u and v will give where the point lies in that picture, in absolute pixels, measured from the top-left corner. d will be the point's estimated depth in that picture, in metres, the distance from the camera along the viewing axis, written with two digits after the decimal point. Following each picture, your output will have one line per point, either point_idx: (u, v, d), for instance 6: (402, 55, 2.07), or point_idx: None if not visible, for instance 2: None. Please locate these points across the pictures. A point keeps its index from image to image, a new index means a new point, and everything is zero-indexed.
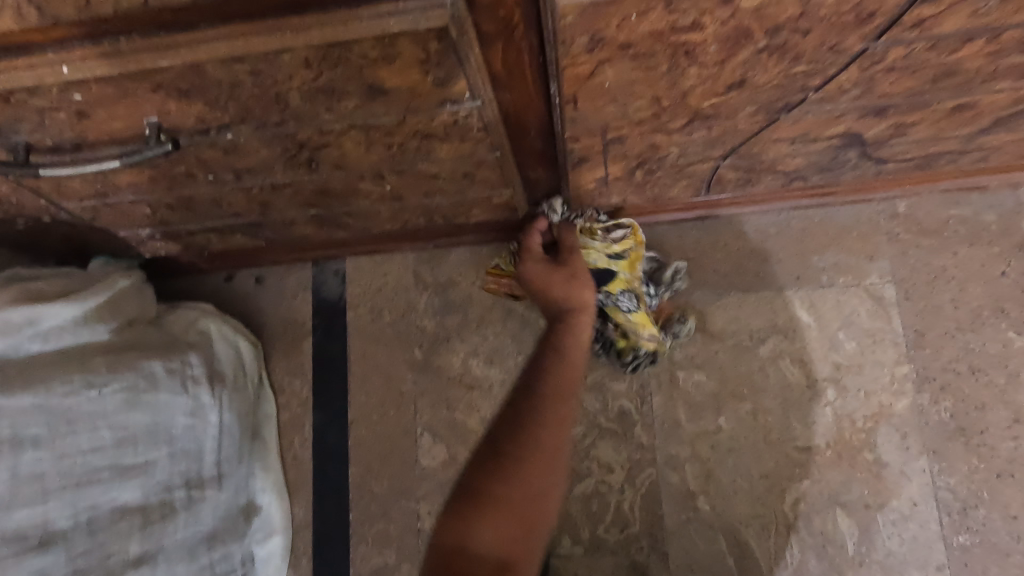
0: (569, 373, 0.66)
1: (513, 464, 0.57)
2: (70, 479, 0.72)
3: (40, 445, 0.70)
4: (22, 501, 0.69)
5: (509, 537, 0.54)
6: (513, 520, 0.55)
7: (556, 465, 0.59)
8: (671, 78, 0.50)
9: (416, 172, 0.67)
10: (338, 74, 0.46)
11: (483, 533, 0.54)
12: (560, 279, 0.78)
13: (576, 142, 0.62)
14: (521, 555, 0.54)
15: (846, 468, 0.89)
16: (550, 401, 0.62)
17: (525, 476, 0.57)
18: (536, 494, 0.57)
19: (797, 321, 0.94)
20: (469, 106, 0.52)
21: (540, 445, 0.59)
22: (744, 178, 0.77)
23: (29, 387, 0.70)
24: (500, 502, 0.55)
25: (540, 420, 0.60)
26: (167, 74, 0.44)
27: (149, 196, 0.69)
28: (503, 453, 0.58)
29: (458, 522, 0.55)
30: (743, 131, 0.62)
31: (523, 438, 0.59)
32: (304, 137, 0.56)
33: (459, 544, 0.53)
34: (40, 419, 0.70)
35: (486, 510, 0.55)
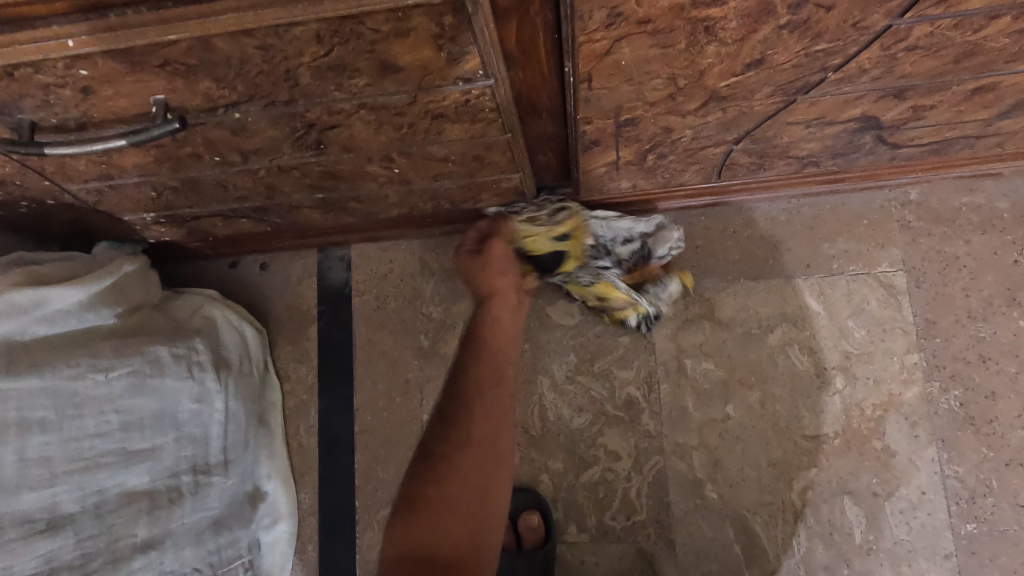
0: (498, 359, 0.68)
1: (449, 460, 0.60)
2: (78, 462, 0.72)
3: (47, 429, 0.69)
4: (29, 484, 0.68)
5: (456, 534, 0.57)
6: (458, 515, 0.58)
7: (495, 453, 0.61)
8: (689, 56, 0.49)
9: (425, 155, 0.66)
10: (349, 49, 0.45)
11: (428, 535, 0.57)
12: (484, 269, 0.78)
13: (588, 124, 0.61)
14: (471, 545, 0.57)
15: (855, 456, 0.89)
16: (479, 390, 0.65)
17: (462, 471, 0.60)
18: (473, 485, 0.59)
19: (806, 310, 0.94)
20: (481, 84, 0.51)
21: (472, 438, 0.61)
22: (757, 163, 0.76)
23: (35, 369, 0.68)
24: (441, 503, 0.58)
25: (475, 411, 0.63)
26: (175, 49, 0.43)
27: (155, 179, 0.68)
28: (441, 451, 0.61)
29: (406, 528, 0.58)
30: (759, 113, 0.61)
31: (458, 432, 0.62)
32: (312, 116, 0.55)
33: (407, 549, 0.56)
34: (47, 402, 0.69)
35: (429, 512, 0.58)
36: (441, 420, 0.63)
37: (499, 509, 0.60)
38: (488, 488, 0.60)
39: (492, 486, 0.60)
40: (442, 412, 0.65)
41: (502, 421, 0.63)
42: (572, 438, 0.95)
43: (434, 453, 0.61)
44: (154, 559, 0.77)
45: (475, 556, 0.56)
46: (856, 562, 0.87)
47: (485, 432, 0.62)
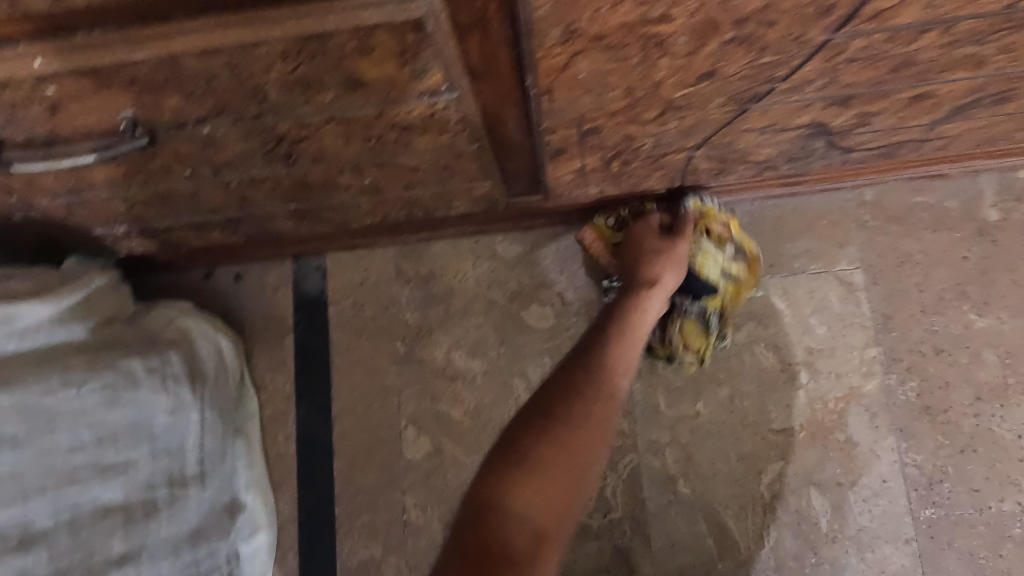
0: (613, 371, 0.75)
1: (561, 435, 0.68)
2: (51, 478, 0.75)
3: (18, 445, 0.73)
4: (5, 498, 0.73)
5: (551, 504, 0.63)
6: (558, 484, 0.65)
7: (603, 442, 0.69)
8: (643, 68, 0.52)
9: (395, 165, 0.67)
10: (315, 66, 0.46)
11: (527, 493, 0.63)
12: (646, 253, 0.88)
13: (554, 134, 0.64)
14: (558, 520, 0.63)
15: (819, 447, 0.93)
16: (601, 377, 0.74)
17: (574, 445, 0.67)
18: (575, 468, 0.66)
19: (772, 307, 0.97)
20: (446, 97, 0.53)
21: (589, 419, 0.69)
22: (718, 168, 0.80)
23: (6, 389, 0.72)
24: (546, 464, 0.65)
25: (599, 396, 0.72)
26: (142, 67, 0.44)
27: (125, 192, 0.68)
28: (557, 418, 0.69)
29: (499, 480, 0.64)
30: (715, 121, 0.64)
31: (573, 415, 0.69)
32: (283, 130, 0.56)
33: (501, 495, 0.63)
34: (18, 418, 0.73)
35: (528, 473, 0.64)
36: (564, 388, 0.72)
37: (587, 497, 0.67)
38: (588, 471, 0.66)
39: (585, 475, 0.67)
40: (565, 385, 0.73)
41: (611, 416, 0.71)
42: None
43: (554, 418, 0.69)
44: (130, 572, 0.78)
45: (560, 527, 0.63)
46: (822, 550, 0.90)
47: (592, 426, 0.69)
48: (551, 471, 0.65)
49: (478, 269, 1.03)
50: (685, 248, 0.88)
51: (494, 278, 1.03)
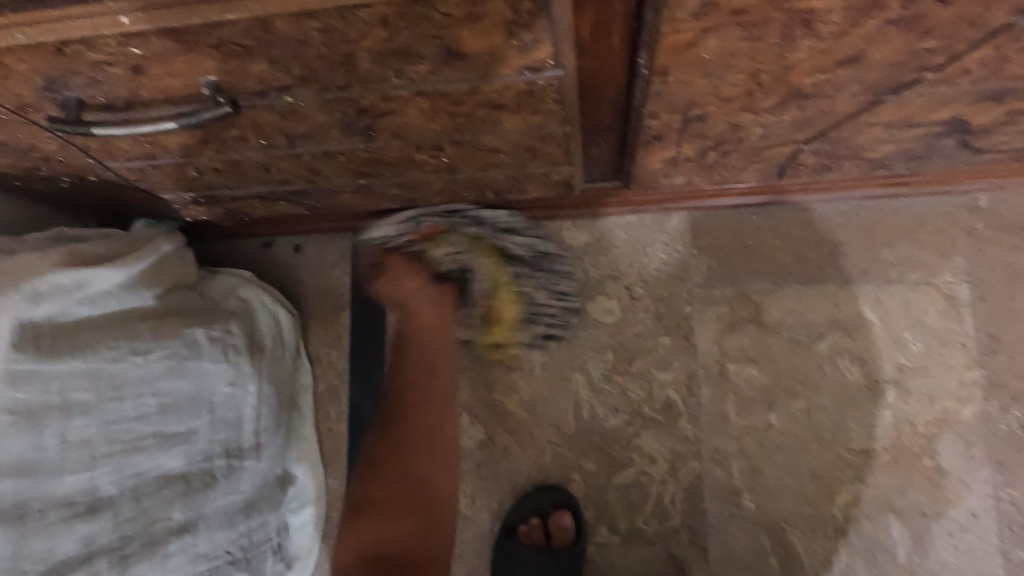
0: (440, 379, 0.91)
1: (395, 469, 0.88)
2: (117, 445, 0.67)
3: (88, 412, 0.64)
4: (70, 467, 0.63)
5: (398, 533, 0.86)
6: (414, 510, 0.87)
7: (449, 459, 0.89)
8: (779, 50, 0.45)
9: (476, 145, 0.63)
10: (415, 35, 0.41)
11: (373, 533, 0.86)
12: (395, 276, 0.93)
13: (655, 119, 0.58)
14: (422, 545, 0.86)
15: (903, 473, 0.85)
16: (404, 402, 0.90)
17: (423, 471, 0.88)
18: (416, 489, 0.87)
19: (861, 317, 0.89)
20: (549, 74, 0.48)
21: (420, 439, 0.88)
22: (824, 164, 0.72)
23: (78, 351, 0.62)
24: (374, 500, 0.88)
25: (403, 426, 0.88)
26: (233, 29, 0.41)
27: (198, 159, 0.66)
28: (377, 452, 0.90)
29: (362, 486, 0.89)
30: (840, 113, 0.57)
31: (388, 450, 0.89)
32: (367, 102, 0.52)
33: (374, 543, 0.86)
34: (89, 385, 0.64)
35: (371, 515, 0.88)
36: (379, 433, 0.90)
37: (446, 505, 0.89)
38: (429, 485, 0.88)
39: (435, 488, 0.89)
40: (382, 417, 0.90)
41: (438, 425, 0.91)
42: (606, 438, 0.94)
43: (365, 459, 0.89)
44: (188, 542, 0.74)
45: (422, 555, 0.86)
46: None
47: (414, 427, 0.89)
48: (391, 492, 0.87)
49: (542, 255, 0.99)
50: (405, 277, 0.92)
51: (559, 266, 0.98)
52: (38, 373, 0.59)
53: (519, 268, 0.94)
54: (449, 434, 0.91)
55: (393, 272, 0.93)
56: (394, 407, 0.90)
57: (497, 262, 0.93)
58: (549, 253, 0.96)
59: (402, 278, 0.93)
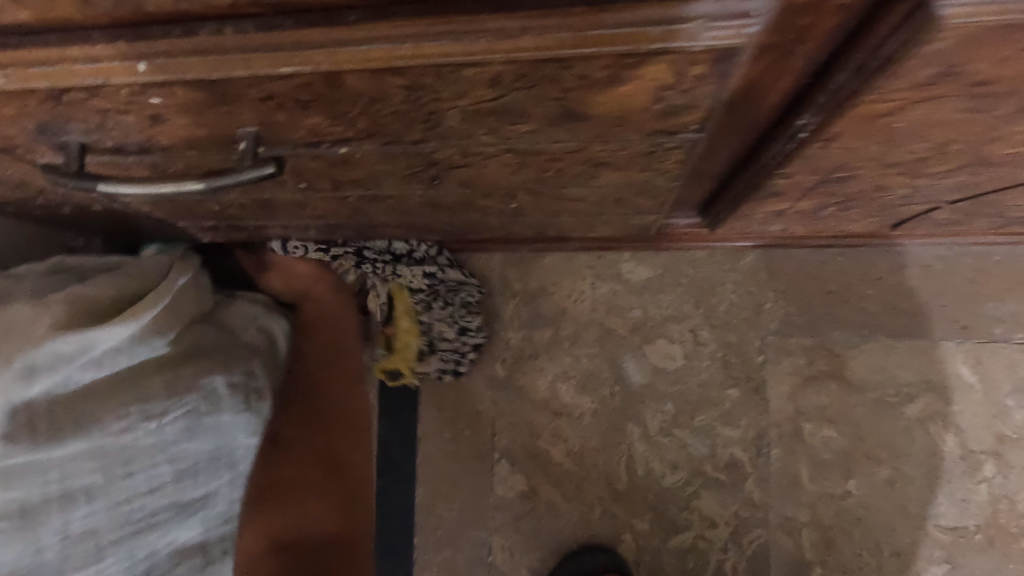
0: (340, 360, 0.81)
1: (277, 454, 0.72)
2: (127, 528, 0.57)
3: (93, 496, 0.54)
4: (75, 563, 0.53)
5: (334, 518, 0.72)
6: (334, 492, 0.74)
7: (357, 432, 0.78)
8: (997, 122, 0.34)
9: (558, 195, 0.52)
10: (530, 95, 0.31)
11: (280, 521, 0.69)
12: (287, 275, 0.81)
13: (785, 179, 0.47)
14: (354, 528, 0.74)
15: (997, 556, 0.77)
16: (315, 389, 0.78)
17: (322, 443, 0.75)
18: (314, 473, 0.73)
19: (958, 379, 0.80)
20: (684, 138, 0.37)
21: (334, 410, 0.78)
22: (954, 220, 0.61)
23: (81, 429, 0.53)
24: (270, 487, 0.70)
25: (320, 402, 0.77)
26: (288, 83, 0.30)
27: (223, 197, 0.56)
28: (285, 430, 0.74)
29: (260, 468, 0.70)
30: (1018, 179, 0.46)
31: (293, 427, 0.74)
32: (441, 156, 0.42)
33: (272, 537, 0.68)
34: (95, 465, 0.54)
35: (285, 499, 0.71)
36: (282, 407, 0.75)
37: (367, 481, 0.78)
38: (352, 467, 0.76)
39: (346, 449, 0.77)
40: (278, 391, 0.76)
41: (353, 394, 0.80)
42: (661, 497, 0.85)
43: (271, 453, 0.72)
44: None
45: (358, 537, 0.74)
46: None
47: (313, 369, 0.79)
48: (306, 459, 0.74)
49: (597, 289, 0.89)
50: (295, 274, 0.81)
51: (615, 303, 0.88)
52: (35, 463, 0.50)
53: (425, 301, 0.83)
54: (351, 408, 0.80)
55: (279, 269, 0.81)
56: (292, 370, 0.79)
57: (399, 294, 0.83)
58: (459, 283, 0.85)
59: (326, 298, 0.82)
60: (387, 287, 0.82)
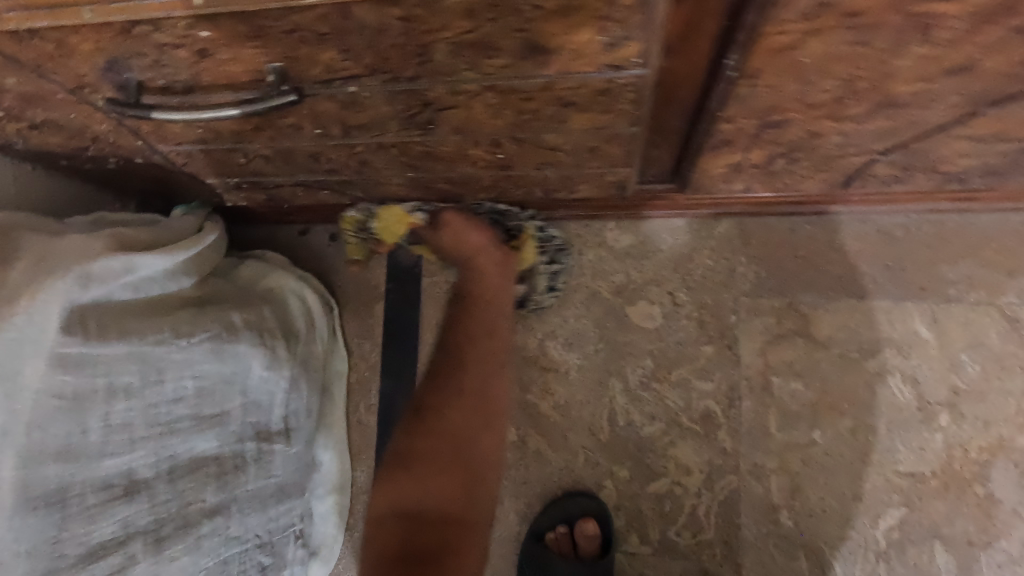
0: (484, 391, 0.73)
1: (425, 427, 0.70)
2: (154, 428, 0.65)
3: (132, 395, 0.63)
4: (112, 450, 0.61)
5: (449, 468, 0.68)
6: (469, 429, 0.70)
7: (492, 412, 0.72)
8: (885, 56, 0.42)
9: (537, 143, 0.60)
10: (500, 27, 0.39)
11: (430, 483, 0.67)
12: (453, 233, 0.82)
13: (729, 123, 0.55)
14: (456, 500, 0.67)
15: (952, 499, 0.82)
16: (465, 363, 0.74)
17: (460, 427, 0.70)
18: (455, 434, 0.70)
19: (916, 336, 0.86)
20: (631, 74, 0.45)
21: (475, 398, 0.72)
22: (896, 176, 0.69)
23: (124, 336, 0.61)
24: (424, 450, 0.69)
25: (463, 378, 0.73)
26: (309, 15, 0.39)
27: (249, 146, 0.65)
28: (429, 403, 0.72)
29: (412, 439, 0.70)
30: (928, 125, 0.54)
31: (433, 400, 0.72)
32: (433, 96, 0.50)
33: (398, 503, 0.67)
34: (134, 368, 0.63)
35: (415, 469, 0.68)
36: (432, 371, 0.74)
37: (489, 467, 0.70)
38: (480, 450, 0.70)
39: (488, 448, 0.71)
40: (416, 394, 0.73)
41: (488, 380, 0.74)
42: (641, 446, 0.91)
43: (405, 459, 0.69)
44: (221, 525, 0.72)
45: (485, 469, 0.70)
46: None
47: (437, 419, 0.70)
48: (438, 429, 0.70)
49: (584, 256, 0.96)
50: (473, 237, 0.82)
51: (600, 268, 0.96)
52: (86, 357, 0.58)
53: (551, 253, 0.93)
54: (494, 403, 0.73)
55: (450, 229, 0.83)
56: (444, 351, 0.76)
57: (539, 246, 0.90)
58: (561, 245, 0.94)
59: (466, 234, 0.82)
60: (518, 237, 0.88)
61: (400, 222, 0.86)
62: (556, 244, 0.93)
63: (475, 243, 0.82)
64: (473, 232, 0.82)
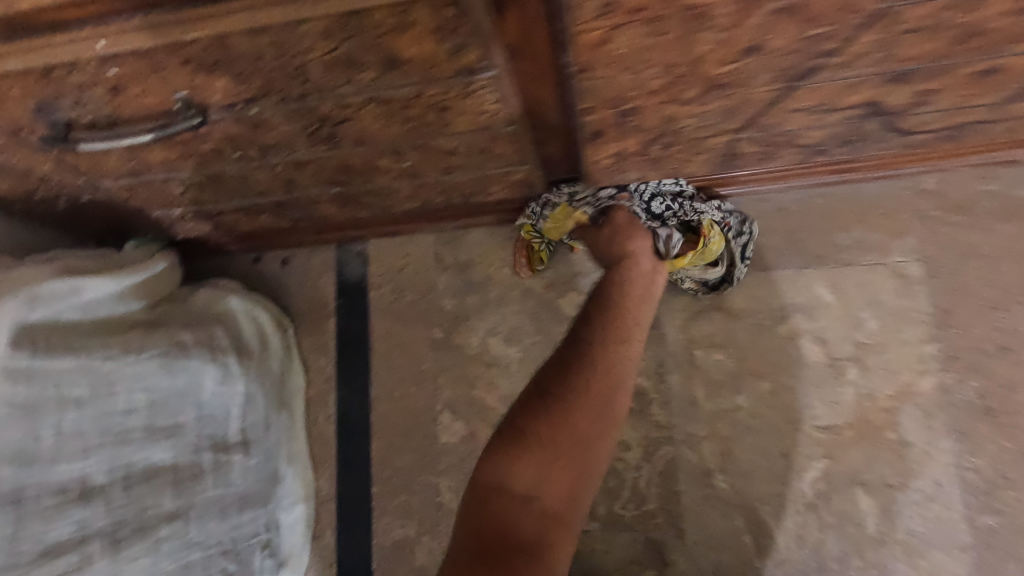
0: (614, 395, 0.67)
1: (555, 415, 0.64)
2: (107, 436, 0.76)
3: (82, 407, 0.73)
4: (64, 457, 0.71)
5: (562, 463, 0.61)
6: (576, 426, 0.64)
7: (606, 422, 0.65)
8: (685, 44, 0.51)
9: (434, 148, 0.68)
10: (356, 45, 0.47)
11: (525, 471, 0.60)
12: (616, 232, 0.85)
13: (592, 114, 0.63)
14: (567, 498, 0.61)
15: (867, 447, 0.89)
16: (601, 353, 0.71)
17: (578, 420, 0.64)
18: (576, 434, 0.63)
19: (819, 299, 0.94)
20: (483, 76, 0.54)
21: (593, 384, 0.67)
22: (764, 152, 0.77)
23: (74, 353, 0.73)
24: (546, 436, 0.62)
25: (594, 373, 0.68)
26: (194, 48, 0.47)
27: (182, 174, 0.72)
28: (555, 391, 0.66)
29: (528, 415, 0.64)
30: (760, 101, 0.62)
31: (560, 392, 0.66)
32: (325, 111, 0.58)
33: (501, 480, 0.60)
34: (85, 382, 0.74)
35: (526, 449, 0.61)
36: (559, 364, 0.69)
37: (590, 482, 0.63)
38: (592, 456, 0.63)
39: (601, 437, 0.65)
40: (561, 357, 0.71)
41: (618, 390, 0.68)
42: None
43: (516, 429, 0.63)
44: (180, 528, 0.81)
45: (573, 500, 0.61)
46: (868, 553, 0.86)
47: (558, 407, 0.64)
48: (555, 419, 0.64)
49: (516, 256, 1.04)
50: (638, 244, 0.83)
51: (530, 266, 1.03)
52: (38, 373, 0.69)
53: (734, 230, 0.90)
54: (613, 402, 0.67)
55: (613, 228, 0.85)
56: (576, 344, 0.72)
57: (721, 234, 0.86)
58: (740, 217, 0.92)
59: (639, 250, 0.83)
60: (699, 226, 0.85)
61: (568, 218, 0.89)
62: (732, 215, 0.91)
63: (609, 234, 0.85)
64: (621, 214, 0.86)
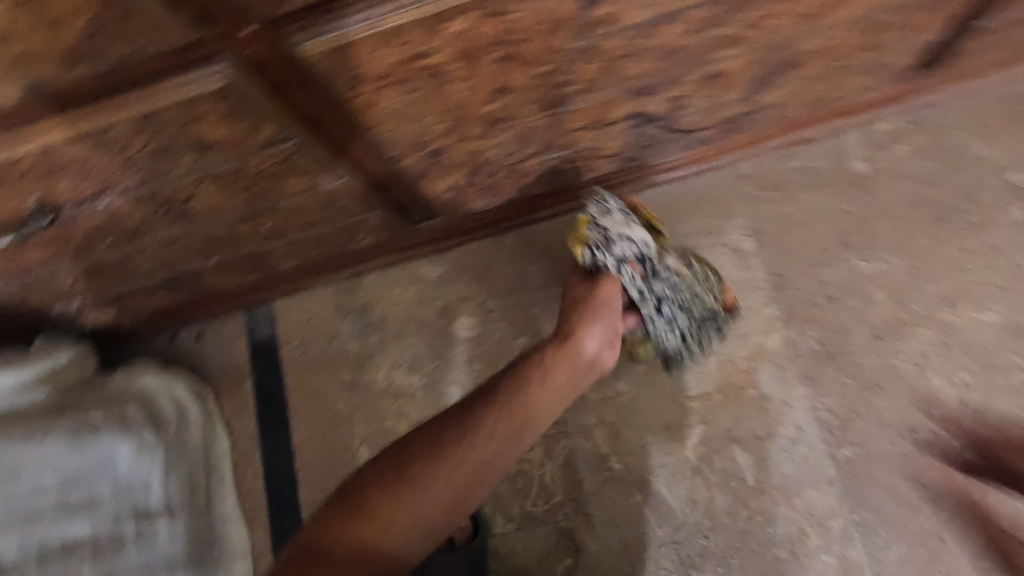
0: (474, 480, 0.69)
1: (397, 489, 0.67)
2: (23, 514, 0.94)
3: None
4: None
5: (385, 529, 0.65)
6: (421, 503, 0.67)
7: (450, 500, 0.68)
8: (441, 95, 0.63)
9: (283, 209, 0.79)
10: (164, 137, 0.58)
11: (348, 535, 0.64)
12: (587, 304, 0.85)
13: (405, 159, 0.74)
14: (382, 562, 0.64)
15: (735, 407, 0.98)
16: (488, 430, 0.72)
17: (420, 498, 0.67)
18: (410, 507, 0.67)
19: None
20: (288, 145, 0.65)
21: (459, 462, 0.69)
22: (579, 166, 0.90)
23: None
24: (379, 504, 0.66)
25: (467, 450, 0.70)
26: (28, 162, 0.57)
27: (65, 268, 0.81)
28: (410, 460, 0.69)
29: (373, 482, 0.68)
30: (540, 127, 0.75)
31: (415, 465, 0.69)
32: (167, 194, 0.68)
33: (323, 540, 0.64)
34: None
35: (358, 516, 0.65)
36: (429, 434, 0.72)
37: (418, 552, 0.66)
38: (426, 527, 0.67)
39: (435, 515, 0.67)
40: (439, 425, 0.73)
41: (481, 473, 0.70)
42: None
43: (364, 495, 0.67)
44: None
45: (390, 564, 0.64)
46: (752, 504, 0.95)
47: (399, 478, 0.68)
48: (392, 489, 0.67)
49: (407, 292, 1.13)
50: (594, 334, 0.83)
51: (422, 299, 1.12)
52: None
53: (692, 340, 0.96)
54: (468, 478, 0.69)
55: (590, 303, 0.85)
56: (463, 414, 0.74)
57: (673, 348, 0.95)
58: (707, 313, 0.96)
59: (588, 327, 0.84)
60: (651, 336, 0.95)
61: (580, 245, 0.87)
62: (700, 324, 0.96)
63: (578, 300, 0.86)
64: (608, 290, 0.86)
